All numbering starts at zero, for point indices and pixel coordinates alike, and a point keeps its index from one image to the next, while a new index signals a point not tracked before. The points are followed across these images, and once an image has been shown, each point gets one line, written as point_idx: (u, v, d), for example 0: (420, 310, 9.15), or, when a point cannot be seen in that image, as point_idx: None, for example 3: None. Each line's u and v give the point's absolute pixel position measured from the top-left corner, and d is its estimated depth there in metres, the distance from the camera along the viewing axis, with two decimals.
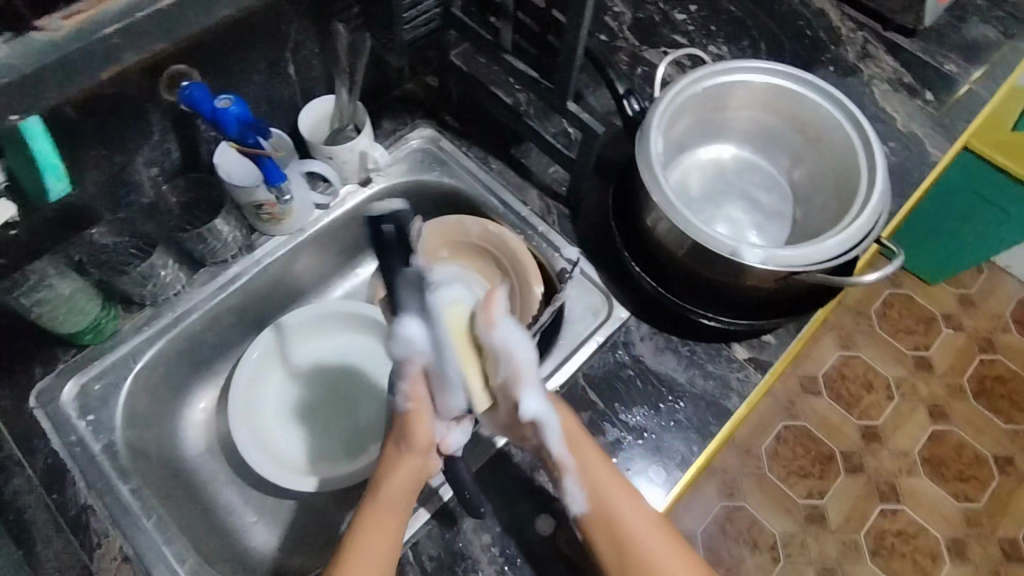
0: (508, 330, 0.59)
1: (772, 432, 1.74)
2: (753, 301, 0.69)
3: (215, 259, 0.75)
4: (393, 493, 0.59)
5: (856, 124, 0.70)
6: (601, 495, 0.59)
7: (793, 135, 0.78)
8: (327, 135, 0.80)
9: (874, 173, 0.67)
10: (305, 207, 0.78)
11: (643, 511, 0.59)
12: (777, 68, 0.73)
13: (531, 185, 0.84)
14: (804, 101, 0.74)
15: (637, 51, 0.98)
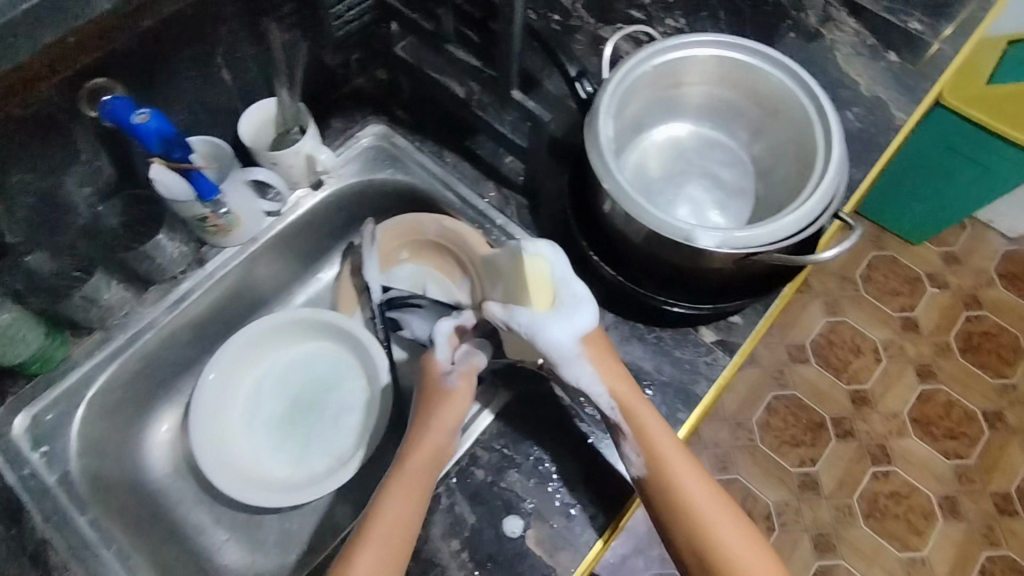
0: (576, 284, 0.67)
1: (762, 403, 1.74)
2: (715, 284, 0.67)
3: (162, 276, 0.73)
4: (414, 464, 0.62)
5: (811, 94, 0.68)
6: (654, 454, 0.61)
7: (748, 108, 0.76)
8: (271, 141, 0.77)
9: (830, 143, 0.66)
10: (255, 215, 0.75)
11: (706, 483, 0.61)
12: (725, 40, 0.71)
13: (488, 177, 0.82)
14: (758, 72, 0.71)
15: (593, 29, 0.95)
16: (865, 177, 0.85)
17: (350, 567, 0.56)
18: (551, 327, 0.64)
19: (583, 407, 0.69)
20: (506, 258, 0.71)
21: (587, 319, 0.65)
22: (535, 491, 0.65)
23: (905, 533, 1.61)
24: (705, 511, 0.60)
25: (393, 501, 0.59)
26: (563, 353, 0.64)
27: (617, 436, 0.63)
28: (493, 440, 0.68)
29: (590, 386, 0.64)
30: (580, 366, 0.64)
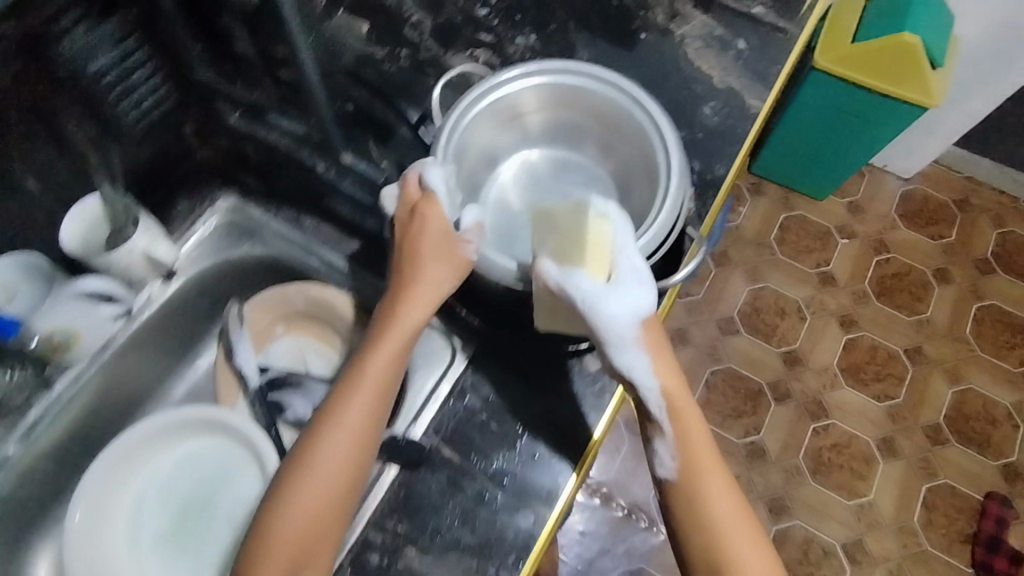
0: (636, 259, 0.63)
1: (700, 381, 1.77)
2: None
3: (9, 405, 0.70)
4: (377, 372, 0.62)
5: (643, 110, 0.68)
6: (690, 455, 0.63)
7: (593, 127, 0.75)
8: (105, 240, 0.71)
9: (668, 159, 0.66)
10: (100, 325, 0.71)
11: (730, 491, 0.63)
12: (555, 65, 0.70)
13: (351, 235, 0.78)
14: (591, 93, 0.71)
15: (442, 59, 0.92)
16: (728, 173, 0.86)
17: (327, 432, 0.59)
18: (615, 301, 0.62)
19: (473, 463, 0.67)
20: (564, 213, 0.65)
21: (646, 297, 0.62)
22: (435, 564, 0.63)
23: (851, 481, 1.67)
24: (734, 522, 0.61)
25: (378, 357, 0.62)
26: (623, 336, 0.63)
27: (653, 433, 0.65)
28: (384, 517, 0.65)
29: (643, 380, 0.64)
30: (634, 349, 0.64)
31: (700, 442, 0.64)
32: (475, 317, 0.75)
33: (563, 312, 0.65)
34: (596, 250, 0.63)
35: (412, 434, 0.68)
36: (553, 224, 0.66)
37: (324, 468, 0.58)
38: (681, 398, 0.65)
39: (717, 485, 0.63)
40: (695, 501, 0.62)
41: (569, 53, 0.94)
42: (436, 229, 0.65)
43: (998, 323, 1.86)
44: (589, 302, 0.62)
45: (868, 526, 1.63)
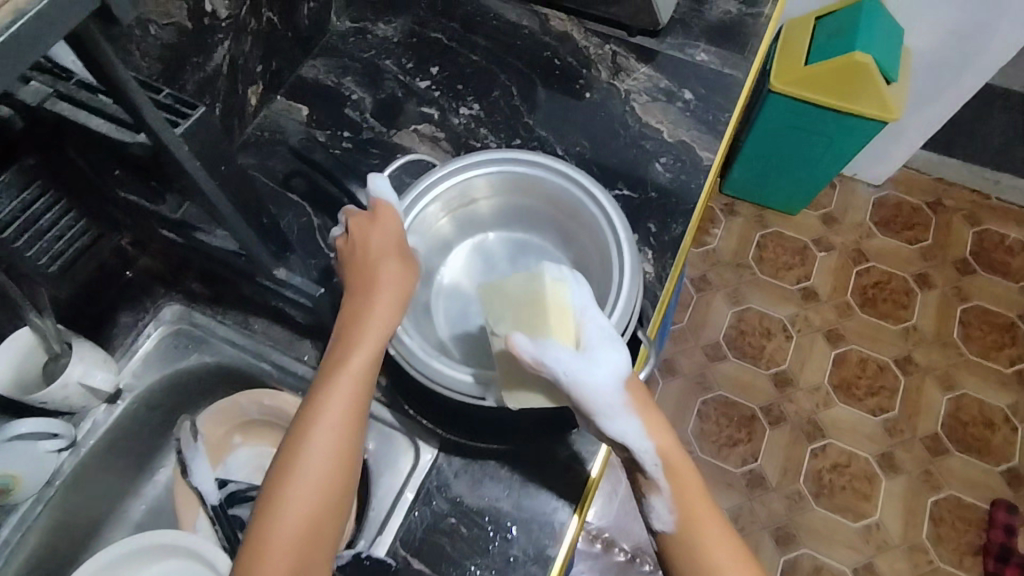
0: (601, 319, 0.60)
1: (692, 412, 1.74)
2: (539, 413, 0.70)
3: None
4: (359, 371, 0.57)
5: (590, 194, 0.69)
6: (689, 514, 0.59)
7: (548, 217, 0.75)
8: (40, 374, 0.68)
9: (619, 236, 0.67)
10: (42, 464, 0.67)
11: (734, 547, 0.59)
12: (505, 156, 0.71)
13: (302, 335, 0.75)
14: (539, 181, 0.71)
15: (387, 138, 0.91)
16: (686, 230, 0.84)
17: (306, 440, 0.54)
18: (594, 369, 0.57)
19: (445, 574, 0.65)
20: (519, 286, 0.62)
21: (622, 357, 0.59)
22: None
23: (855, 502, 1.64)
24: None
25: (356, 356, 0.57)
26: (612, 403, 0.58)
27: (647, 490, 0.60)
28: None
29: (635, 440, 0.58)
30: (625, 416, 0.58)
31: (697, 495, 0.60)
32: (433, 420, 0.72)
33: (539, 384, 0.60)
34: (561, 315, 0.60)
35: (377, 553, 0.64)
36: (509, 300, 0.62)
37: (308, 466, 0.53)
38: (676, 451, 0.60)
39: (718, 544, 0.59)
40: (695, 563, 0.58)
41: (516, 119, 0.93)
42: (400, 238, 0.64)
43: (985, 324, 1.85)
44: (566, 374, 0.57)
45: (877, 547, 1.59)
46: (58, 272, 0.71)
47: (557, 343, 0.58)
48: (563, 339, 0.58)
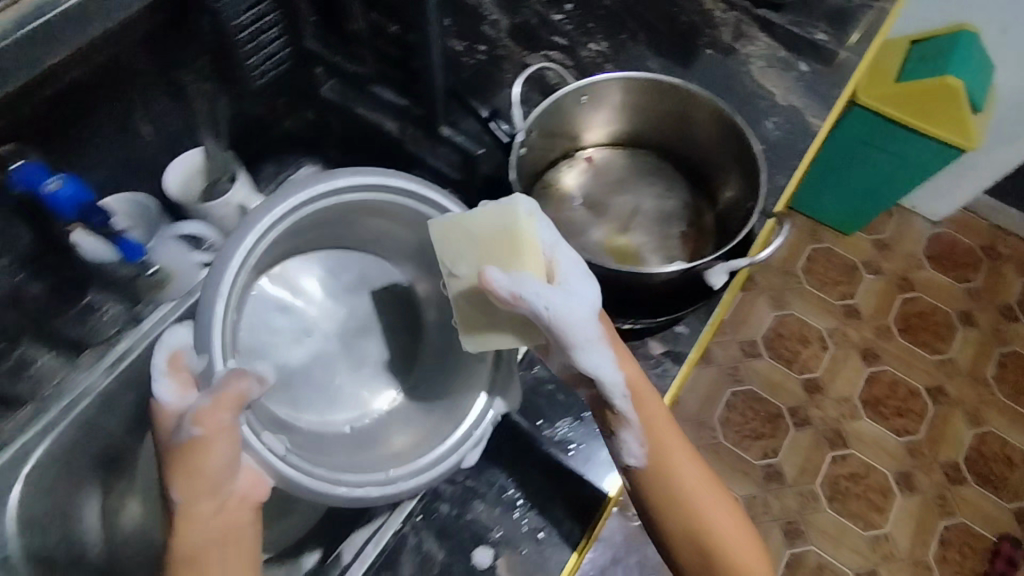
0: (571, 257, 0.60)
1: (721, 401, 1.78)
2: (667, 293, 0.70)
3: (98, 339, 0.71)
4: (210, 532, 0.54)
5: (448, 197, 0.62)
6: (658, 440, 0.61)
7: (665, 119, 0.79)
8: (200, 189, 0.75)
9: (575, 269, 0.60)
10: (190, 268, 0.71)
11: (694, 464, 0.62)
12: (351, 183, 0.61)
13: None
14: (391, 184, 0.62)
15: (518, 56, 0.97)
16: (789, 181, 0.90)
17: None
18: (568, 300, 0.56)
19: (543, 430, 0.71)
20: (489, 225, 0.57)
21: (591, 288, 0.59)
22: (502, 519, 0.65)
23: (866, 512, 1.68)
24: (703, 495, 0.61)
25: (193, 521, 0.53)
26: (590, 335, 0.57)
27: (616, 425, 0.61)
28: (455, 474, 0.67)
29: (605, 371, 0.59)
30: (600, 349, 0.58)
31: (673, 444, 0.61)
32: None
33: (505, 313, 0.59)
34: (529, 246, 0.57)
35: None
36: (473, 241, 0.58)
37: None
38: (649, 403, 0.62)
39: (697, 489, 0.61)
40: (665, 484, 0.60)
41: (639, 61, 0.99)
42: (215, 477, 0.53)
43: (1020, 370, 1.88)
44: (545, 309, 0.55)
45: (883, 556, 1.63)
46: (259, 86, 0.80)
47: (535, 280, 0.56)
48: (535, 275, 0.57)
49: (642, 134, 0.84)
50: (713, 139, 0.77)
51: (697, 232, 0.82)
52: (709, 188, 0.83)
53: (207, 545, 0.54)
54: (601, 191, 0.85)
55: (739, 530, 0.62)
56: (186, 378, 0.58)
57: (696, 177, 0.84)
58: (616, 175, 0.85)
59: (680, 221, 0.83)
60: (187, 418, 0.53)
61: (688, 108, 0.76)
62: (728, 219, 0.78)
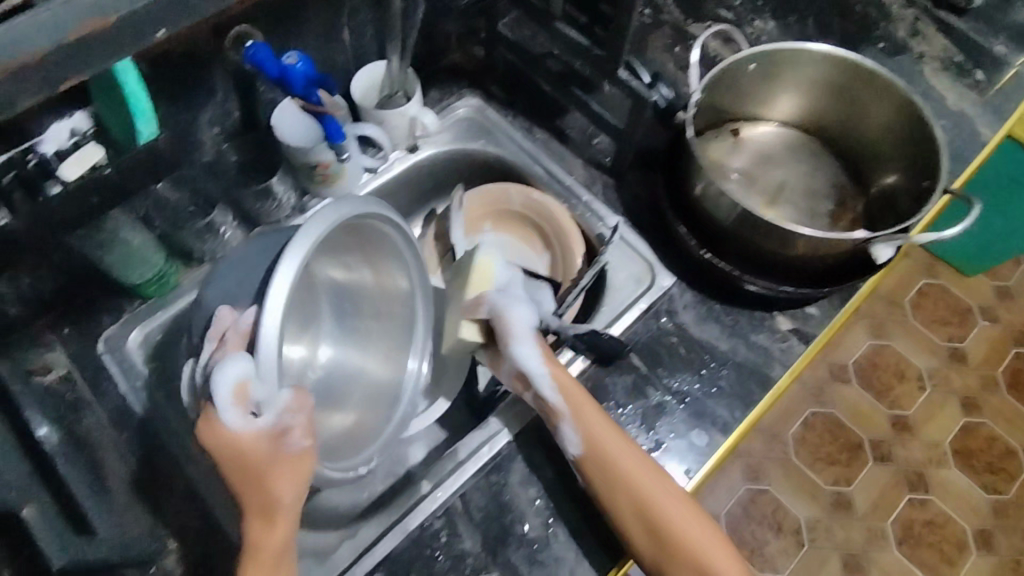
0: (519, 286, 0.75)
1: (796, 419, 1.58)
2: (814, 266, 0.70)
3: (270, 219, 0.76)
4: (278, 537, 0.56)
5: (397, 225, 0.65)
6: (595, 436, 0.64)
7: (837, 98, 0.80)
8: (377, 102, 0.79)
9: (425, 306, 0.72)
10: (358, 169, 0.77)
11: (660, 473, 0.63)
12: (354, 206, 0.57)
13: (576, 156, 0.85)
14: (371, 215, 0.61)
15: (682, 24, 0.94)
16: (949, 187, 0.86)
17: None
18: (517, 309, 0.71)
19: (661, 377, 0.72)
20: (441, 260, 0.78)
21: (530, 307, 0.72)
22: None
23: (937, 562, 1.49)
24: (669, 501, 0.61)
25: (277, 525, 0.56)
26: (524, 330, 0.70)
27: (556, 420, 0.65)
28: None
29: (535, 369, 0.67)
30: (532, 346, 0.69)
31: (598, 422, 0.64)
32: (698, 247, 0.73)
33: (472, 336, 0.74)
34: (483, 273, 0.76)
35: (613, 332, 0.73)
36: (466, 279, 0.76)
37: None
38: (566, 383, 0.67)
39: (641, 468, 0.62)
40: (625, 487, 0.62)
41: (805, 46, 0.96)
42: (281, 482, 0.56)
43: None
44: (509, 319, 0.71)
45: None
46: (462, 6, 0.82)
47: (511, 301, 0.72)
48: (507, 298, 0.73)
49: (800, 111, 0.84)
50: (883, 122, 0.77)
51: (848, 214, 0.81)
52: (863, 172, 0.83)
53: (284, 547, 0.57)
54: (750, 166, 0.84)
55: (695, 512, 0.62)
56: (247, 408, 0.52)
57: (848, 161, 0.84)
58: (765, 151, 0.84)
59: (828, 199, 0.82)
60: (290, 432, 0.56)
61: (863, 87, 0.76)
62: (889, 203, 0.78)
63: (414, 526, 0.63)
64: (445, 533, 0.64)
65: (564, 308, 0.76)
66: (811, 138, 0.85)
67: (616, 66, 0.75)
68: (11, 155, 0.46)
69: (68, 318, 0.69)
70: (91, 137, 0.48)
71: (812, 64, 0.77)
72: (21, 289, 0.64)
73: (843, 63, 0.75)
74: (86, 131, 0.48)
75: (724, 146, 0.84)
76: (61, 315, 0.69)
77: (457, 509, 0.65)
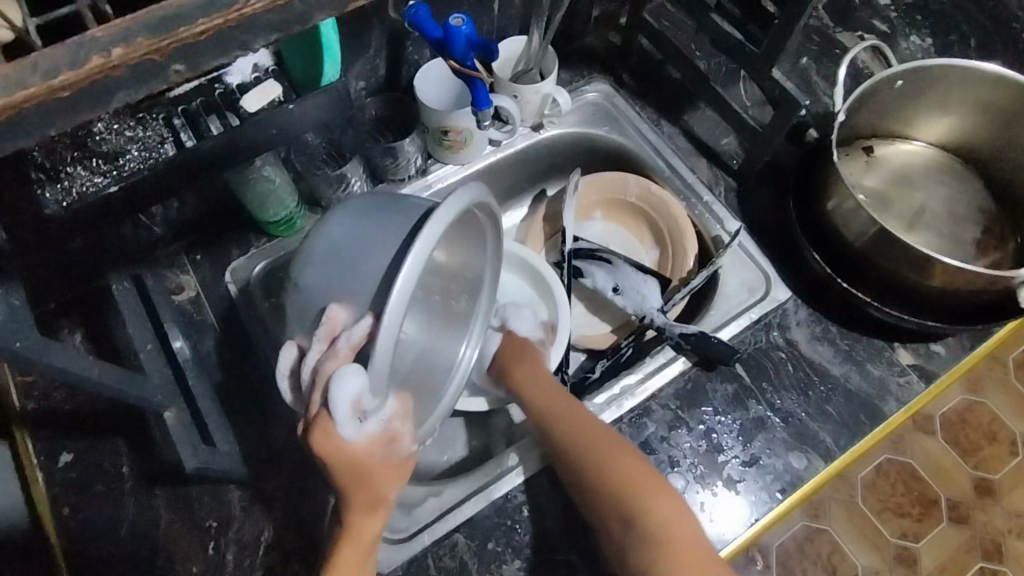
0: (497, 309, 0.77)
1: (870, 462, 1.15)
2: (951, 302, 0.66)
3: (393, 176, 0.78)
4: (370, 532, 0.54)
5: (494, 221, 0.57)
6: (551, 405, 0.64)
7: (1006, 115, 0.72)
8: (511, 76, 0.80)
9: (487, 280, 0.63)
10: (484, 142, 0.79)
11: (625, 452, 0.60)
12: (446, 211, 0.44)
13: (701, 154, 0.83)
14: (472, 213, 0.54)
15: (829, 32, 0.88)
16: None
17: None
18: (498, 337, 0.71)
19: (765, 391, 0.70)
20: None
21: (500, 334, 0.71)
22: (705, 459, 0.67)
23: None
24: (637, 483, 0.58)
25: (359, 516, 0.53)
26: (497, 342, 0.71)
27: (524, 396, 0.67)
28: (669, 399, 0.69)
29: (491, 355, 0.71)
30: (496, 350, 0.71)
31: (568, 412, 0.63)
32: (825, 263, 0.71)
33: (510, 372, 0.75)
34: None
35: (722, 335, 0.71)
36: None
37: None
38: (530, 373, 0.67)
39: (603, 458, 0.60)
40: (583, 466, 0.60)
41: None
42: (375, 485, 0.52)
43: None
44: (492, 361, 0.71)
45: None
46: None
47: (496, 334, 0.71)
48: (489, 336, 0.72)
49: (947, 131, 0.78)
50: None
51: (997, 241, 0.76)
52: (1013, 200, 0.77)
53: (369, 545, 0.54)
54: (887, 188, 0.78)
55: (662, 501, 0.57)
56: (358, 416, 0.46)
57: (996, 190, 0.78)
58: (905, 172, 0.79)
59: (975, 225, 0.77)
60: (399, 439, 0.52)
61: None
62: None
63: (498, 496, 0.64)
64: (528, 508, 0.64)
65: (669, 306, 0.75)
66: (953, 164, 0.80)
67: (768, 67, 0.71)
68: (200, 83, 0.49)
69: (201, 244, 0.73)
70: (273, 76, 0.51)
71: (971, 83, 0.71)
72: (169, 211, 0.68)
73: (1008, 85, 0.69)
74: (267, 66, 0.51)
75: (859, 165, 0.78)
76: (196, 241, 0.73)
77: (542, 488, 0.65)
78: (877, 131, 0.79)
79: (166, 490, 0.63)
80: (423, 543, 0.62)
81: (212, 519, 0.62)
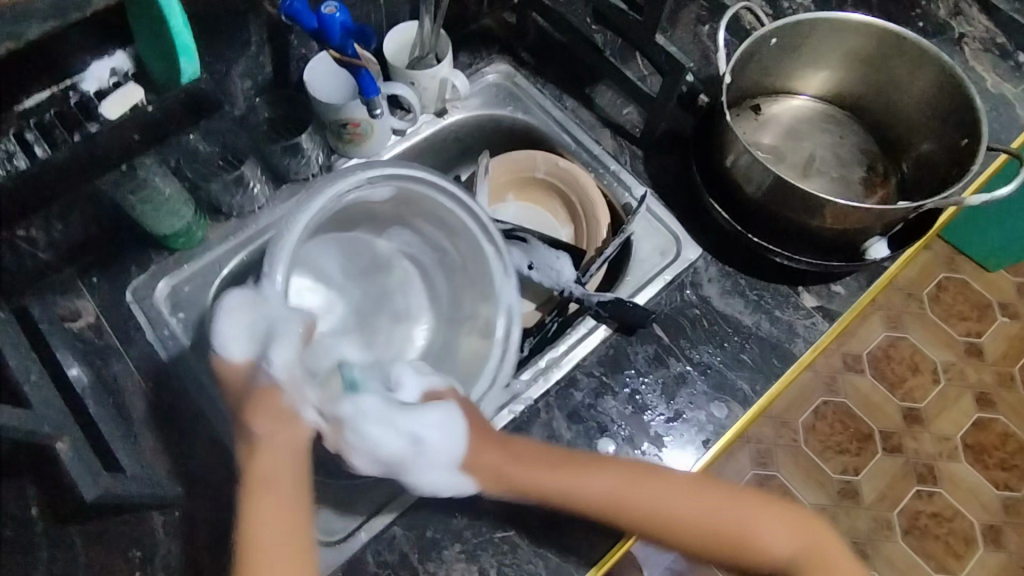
0: None
1: (807, 408, 1.29)
2: (841, 239, 0.70)
3: (296, 176, 0.75)
4: (271, 464, 0.54)
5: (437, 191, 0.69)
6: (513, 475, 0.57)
7: (878, 57, 0.76)
8: (408, 62, 0.78)
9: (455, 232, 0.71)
10: (387, 132, 0.77)
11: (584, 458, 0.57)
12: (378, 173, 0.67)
13: (605, 125, 0.84)
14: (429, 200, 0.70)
15: None
16: (990, 165, 0.80)
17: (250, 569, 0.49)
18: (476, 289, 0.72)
19: (682, 348, 0.72)
20: None
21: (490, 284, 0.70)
22: (633, 421, 0.68)
23: (942, 556, 1.23)
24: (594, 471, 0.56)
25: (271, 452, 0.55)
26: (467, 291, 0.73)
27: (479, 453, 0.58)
28: (593, 365, 0.71)
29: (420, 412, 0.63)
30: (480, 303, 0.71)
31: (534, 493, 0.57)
32: (727, 218, 0.73)
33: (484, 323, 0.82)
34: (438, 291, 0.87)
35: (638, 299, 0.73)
36: None
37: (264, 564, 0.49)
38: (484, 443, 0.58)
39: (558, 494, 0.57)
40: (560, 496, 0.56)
41: None
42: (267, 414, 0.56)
43: None
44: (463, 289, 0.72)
45: None
46: None
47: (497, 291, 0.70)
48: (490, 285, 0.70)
49: (822, 81, 0.82)
50: (913, 87, 0.76)
51: (881, 179, 0.81)
52: (895, 139, 0.81)
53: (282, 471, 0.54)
54: (778, 141, 0.82)
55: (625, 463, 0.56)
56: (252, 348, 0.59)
57: (879, 131, 0.83)
58: (792, 124, 0.83)
59: (860, 166, 0.82)
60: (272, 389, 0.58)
61: (891, 52, 0.75)
62: (926, 170, 0.77)
63: None
64: (463, 491, 0.64)
65: (587, 276, 0.76)
66: (839, 112, 0.84)
67: (654, 34, 0.72)
68: (52, 93, 0.49)
69: (96, 267, 0.69)
70: (132, 78, 0.50)
71: (840, 33, 0.74)
72: (52, 234, 0.64)
73: (869, 29, 0.73)
74: (126, 69, 0.50)
75: (750, 124, 0.81)
76: (90, 263, 0.69)
77: None
78: (760, 89, 0.82)
79: (80, 528, 0.59)
80: (361, 540, 0.62)
81: (136, 549, 0.60)
